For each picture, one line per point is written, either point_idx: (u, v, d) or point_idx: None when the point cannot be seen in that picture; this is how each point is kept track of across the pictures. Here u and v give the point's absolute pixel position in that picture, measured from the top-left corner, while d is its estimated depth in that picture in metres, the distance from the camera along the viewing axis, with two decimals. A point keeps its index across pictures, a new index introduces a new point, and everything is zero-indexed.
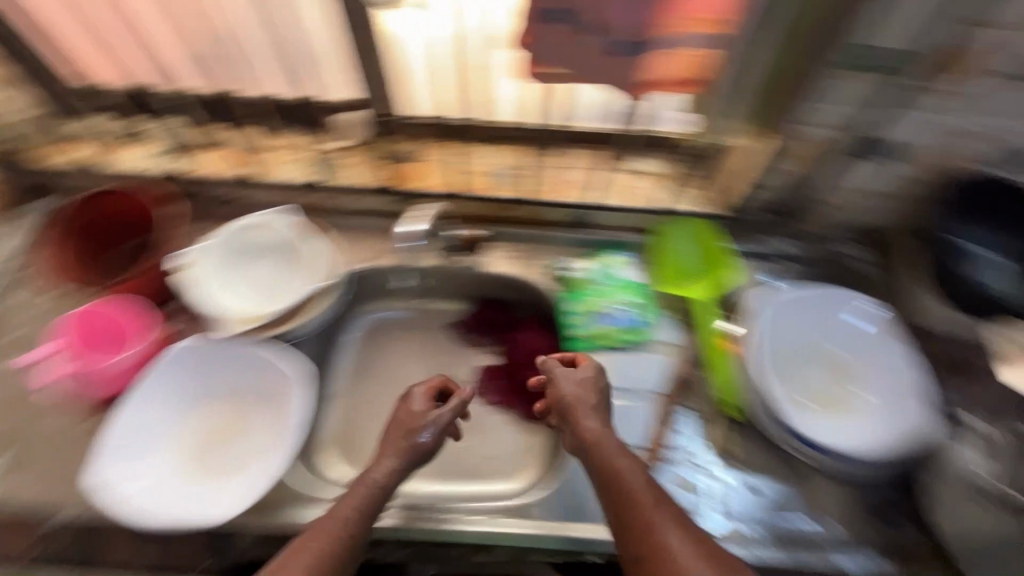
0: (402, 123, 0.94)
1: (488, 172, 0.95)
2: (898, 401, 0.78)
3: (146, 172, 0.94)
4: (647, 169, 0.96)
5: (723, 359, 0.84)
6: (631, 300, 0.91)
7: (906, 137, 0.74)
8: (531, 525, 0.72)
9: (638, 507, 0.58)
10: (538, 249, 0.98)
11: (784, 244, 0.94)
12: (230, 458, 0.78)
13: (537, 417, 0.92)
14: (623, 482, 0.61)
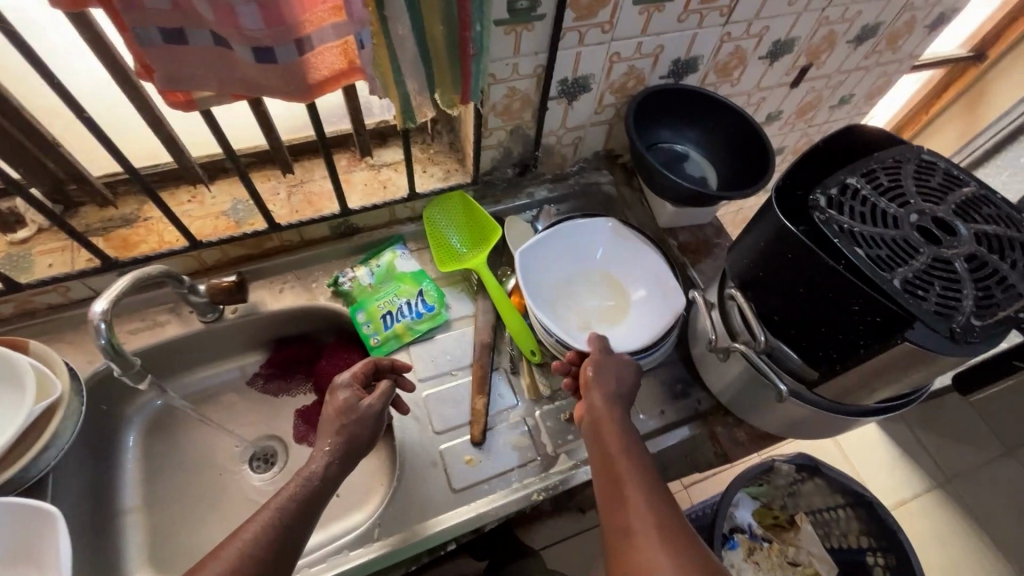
0: (90, 188, 0.80)
1: (223, 211, 0.86)
2: (654, 287, 0.91)
3: None
4: (390, 159, 0.95)
5: (513, 312, 0.88)
6: (417, 289, 0.90)
7: (583, 71, 0.84)
8: (377, 548, 0.72)
9: (617, 465, 0.62)
10: (310, 271, 0.92)
11: (539, 190, 1.03)
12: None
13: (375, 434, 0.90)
14: (609, 436, 0.65)
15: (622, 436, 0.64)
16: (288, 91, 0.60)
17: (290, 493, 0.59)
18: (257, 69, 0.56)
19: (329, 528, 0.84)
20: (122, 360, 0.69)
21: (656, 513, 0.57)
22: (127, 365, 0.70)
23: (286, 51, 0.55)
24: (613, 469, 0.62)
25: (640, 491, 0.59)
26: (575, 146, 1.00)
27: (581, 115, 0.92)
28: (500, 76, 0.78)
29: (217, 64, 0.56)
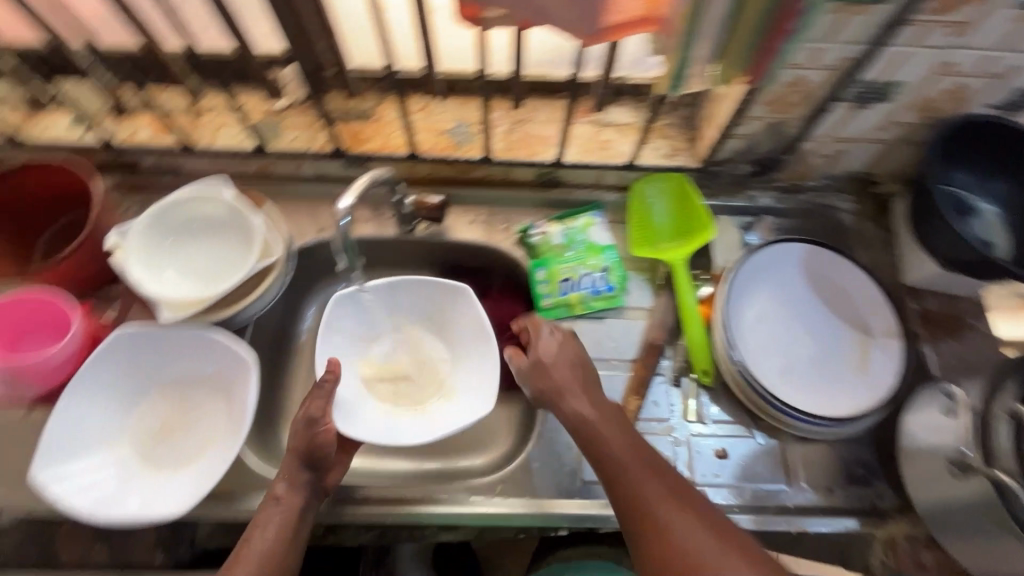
0: (341, 78, 0.84)
1: (445, 129, 0.87)
2: (880, 346, 0.78)
3: (58, 144, 0.84)
4: (617, 120, 0.88)
5: (698, 323, 0.80)
6: (602, 265, 0.84)
7: (897, 76, 0.68)
8: (495, 505, 0.71)
9: (619, 472, 0.61)
10: (503, 211, 0.91)
11: (765, 197, 0.90)
12: (188, 436, 0.73)
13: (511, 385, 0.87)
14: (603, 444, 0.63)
15: (615, 429, 0.64)
16: (576, 31, 0.54)
17: (280, 515, 0.60)
18: None
19: (445, 461, 0.83)
20: (349, 257, 0.76)
21: (686, 503, 0.59)
22: (353, 263, 0.78)
23: None
24: (611, 475, 0.61)
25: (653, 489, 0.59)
26: (831, 160, 0.84)
27: (860, 127, 0.77)
28: (794, 61, 0.66)
29: None
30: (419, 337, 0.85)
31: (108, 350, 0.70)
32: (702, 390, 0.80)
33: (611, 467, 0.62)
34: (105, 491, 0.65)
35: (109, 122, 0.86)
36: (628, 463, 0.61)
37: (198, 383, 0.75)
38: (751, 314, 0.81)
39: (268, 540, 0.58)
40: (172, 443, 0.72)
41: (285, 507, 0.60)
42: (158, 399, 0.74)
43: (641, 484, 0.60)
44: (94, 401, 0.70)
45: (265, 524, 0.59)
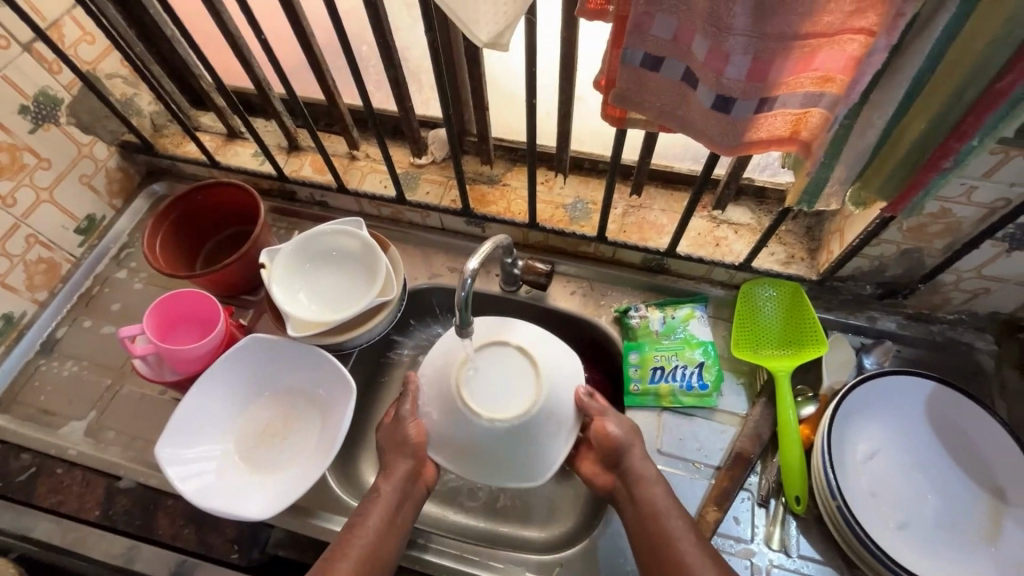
0: (479, 146, 0.92)
1: (564, 204, 0.92)
2: None
3: (241, 169, 1.00)
4: (735, 219, 0.88)
5: (795, 444, 0.75)
6: (699, 360, 0.83)
7: None
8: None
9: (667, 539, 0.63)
10: (604, 289, 0.93)
11: (888, 321, 0.84)
12: (284, 451, 0.79)
13: None
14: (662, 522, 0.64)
15: (681, 528, 0.63)
16: (718, 144, 0.56)
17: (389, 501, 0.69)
18: (703, 114, 0.54)
19: (504, 524, 0.84)
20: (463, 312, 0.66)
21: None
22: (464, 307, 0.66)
23: (745, 106, 0.52)
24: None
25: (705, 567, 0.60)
26: (971, 297, 0.78)
27: (1012, 268, 0.70)
28: (942, 193, 0.63)
29: (671, 97, 0.55)
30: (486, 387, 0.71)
31: (244, 351, 0.80)
32: (791, 518, 0.74)
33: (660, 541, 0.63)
34: (207, 481, 0.73)
35: (282, 155, 1.01)
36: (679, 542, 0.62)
37: (302, 397, 0.82)
38: (863, 453, 0.74)
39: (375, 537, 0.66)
40: (267, 448, 0.79)
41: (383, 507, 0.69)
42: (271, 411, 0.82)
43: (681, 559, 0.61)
44: (215, 396, 0.78)
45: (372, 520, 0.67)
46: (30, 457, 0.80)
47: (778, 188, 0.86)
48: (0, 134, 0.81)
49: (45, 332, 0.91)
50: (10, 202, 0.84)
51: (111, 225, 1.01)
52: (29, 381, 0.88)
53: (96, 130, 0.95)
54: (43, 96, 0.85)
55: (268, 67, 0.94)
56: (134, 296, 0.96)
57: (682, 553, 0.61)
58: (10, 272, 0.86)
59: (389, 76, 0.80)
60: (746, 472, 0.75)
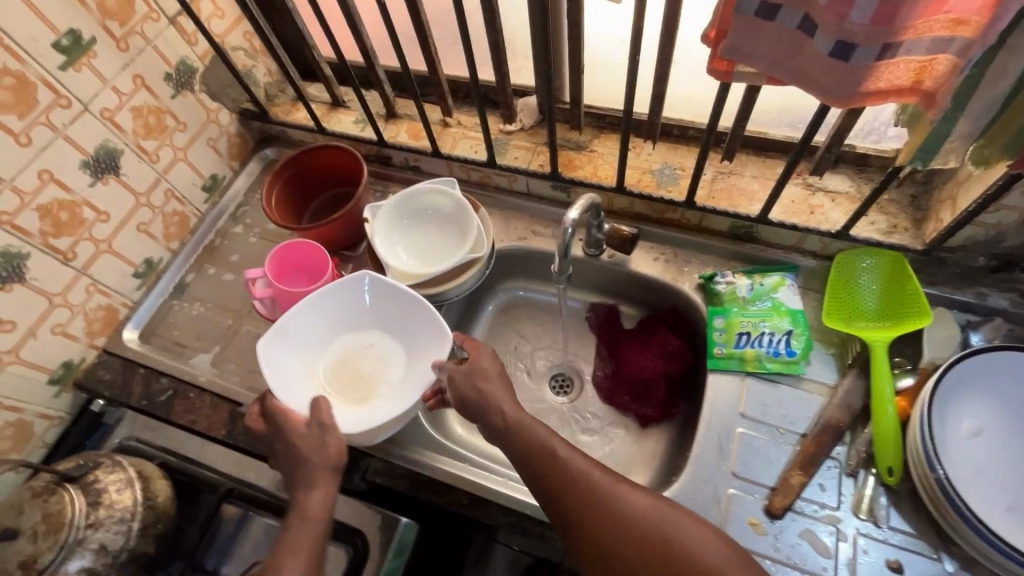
0: (570, 112, 0.94)
1: (651, 169, 0.92)
2: None
3: (344, 134, 1.08)
4: (833, 187, 0.85)
5: (891, 417, 0.73)
6: (788, 328, 0.82)
7: None
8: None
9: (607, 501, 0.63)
10: (688, 255, 0.93)
11: (999, 298, 0.79)
12: (372, 370, 0.86)
13: (616, 388, 0.96)
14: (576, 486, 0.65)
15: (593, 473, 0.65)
16: (827, 94, 0.56)
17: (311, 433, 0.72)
18: (817, 61, 0.54)
19: None
20: (564, 263, 0.79)
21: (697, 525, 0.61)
22: (564, 268, 0.81)
23: (866, 53, 0.51)
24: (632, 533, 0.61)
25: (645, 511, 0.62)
26: None
27: None
28: None
29: (783, 46, 0.55)
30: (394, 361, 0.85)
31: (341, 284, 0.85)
32: (881, 490, 0.72)
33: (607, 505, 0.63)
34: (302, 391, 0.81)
35: (380, 122, 1.08)
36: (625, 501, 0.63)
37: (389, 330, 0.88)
38: (965, 430, 0.71)
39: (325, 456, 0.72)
40: (358, 371, 0.86)
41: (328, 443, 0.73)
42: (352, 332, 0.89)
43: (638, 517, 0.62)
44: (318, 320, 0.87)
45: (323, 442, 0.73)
46: (168, 381, 0.92)
47: (882, 155, 0.82)
48: (149, 98, 0.92)
49: (177, 276, 1.03)
50: (155, 159, 0.95)
51: (230, 184, 1.12)
52: (165, 318, 1.00)
53: (221, 98, 1.05)
54: (182, 65, 0.96)
55: (375, 37, 1.01)
56: (249, 249, 1.06)
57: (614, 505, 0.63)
58: (152, 222, 0.98)
59: (490, 40, 0.84)
60: (834, 440, 0.74)
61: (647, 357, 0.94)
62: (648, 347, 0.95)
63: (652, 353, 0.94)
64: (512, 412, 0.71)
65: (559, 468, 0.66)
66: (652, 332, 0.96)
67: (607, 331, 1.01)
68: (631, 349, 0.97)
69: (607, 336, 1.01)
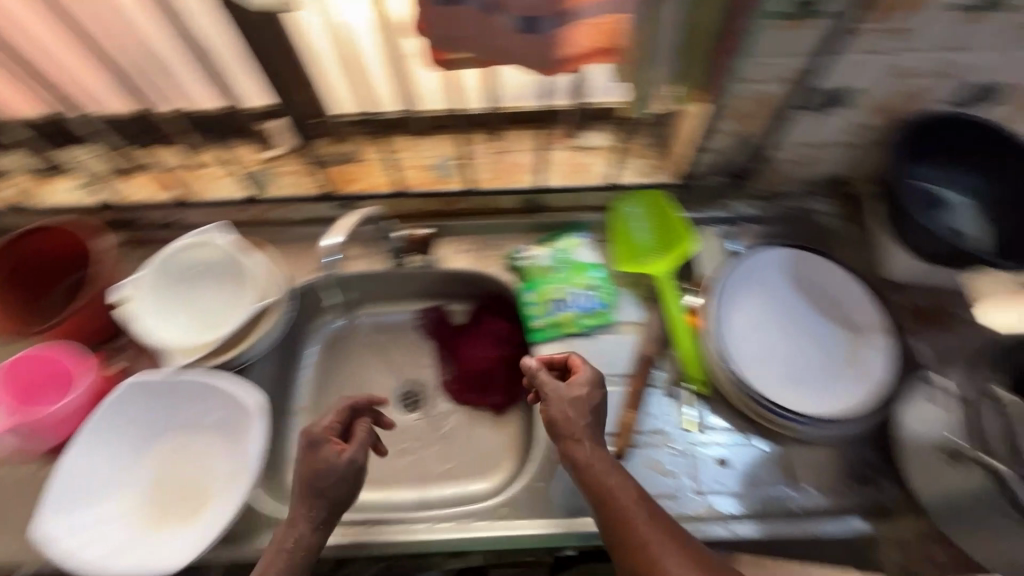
0: (328, 125, 0.88)
1: (430, 165, 0.90)
2: (881, 344, 0.79)
3: (67, 205, 0.89)
4: (594, 144, 0.91)
5: (687, 333, 0.82)
6: (590, 283, 0.87)
7: (853, 83, 0.71)
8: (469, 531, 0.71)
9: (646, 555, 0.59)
10: (491, 239, 0.94)
11: (742, 207, 0.93)
12: (200, 473, 0.76)
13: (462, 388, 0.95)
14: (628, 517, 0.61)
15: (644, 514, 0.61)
16: (535, 65, 0.59)
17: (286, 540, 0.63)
18: (514, 39, 0.55)
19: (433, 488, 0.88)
20: None
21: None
22: None
23: (551, 23, 0.53)
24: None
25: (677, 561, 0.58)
26: (803, 167, 0.87)
27: (825, 133, 0.79)
28: (750, 77, 0.69)
29: (480, 28, 0.55)
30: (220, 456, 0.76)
31: (122, 398, 0.73)
32: (698, 400, 0.81)
33: (649, 564, 0.58)
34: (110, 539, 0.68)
35: (111, 181, 0.90)
36: (663, 557, 0.58)
37: (203, 429, 0.77)
38: (745, 325, 0.82)
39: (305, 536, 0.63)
40: (183, 487, 0.75)
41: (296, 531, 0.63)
42: (162, 448, 0.77)
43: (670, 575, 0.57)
44: (116, 451, 0.73)
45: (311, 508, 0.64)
46: None
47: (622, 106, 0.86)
48: None
49: None
50: None
51: None
52: None
53: None
54: None
55: None
56: None
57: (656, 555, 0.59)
58: None
59: None
60: (651, 371, 0.82)
61: (482, 350, 0.94)
62: (478, 339, 0.95)
63: (485, 344, 0.94)
64: (593, 449, 0.66)
65: (615, 510, 0.62)
66: (480, 322, 0.96)
67: (441, 334, 0.99)
68: (465, 345, 0.96)
69: (441, 338, 0.99)
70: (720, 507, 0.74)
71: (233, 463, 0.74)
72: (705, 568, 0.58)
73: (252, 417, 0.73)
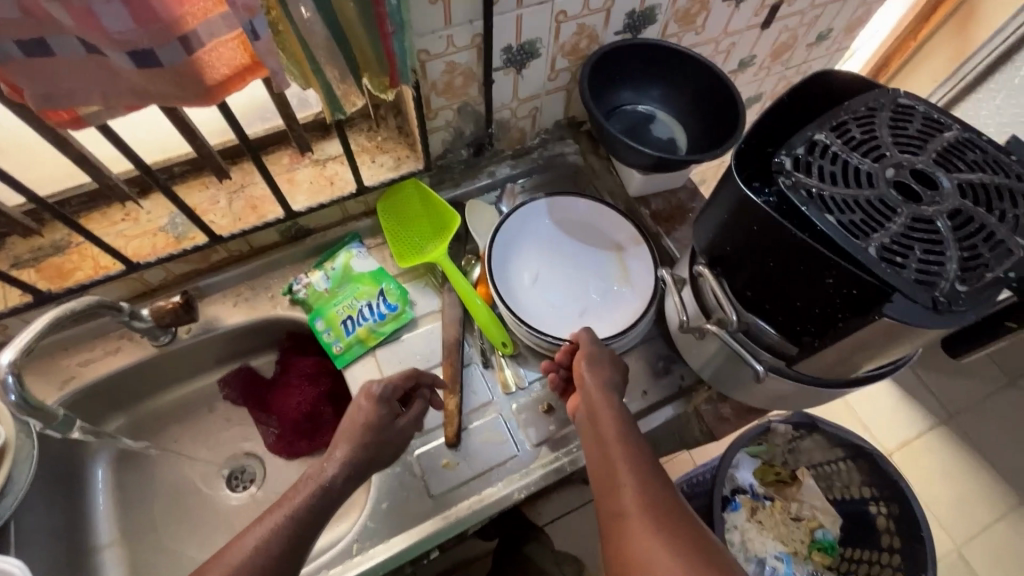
0: (8, 220, 0.74)
1: (161, 226, 0.81)
2: (640, 254, 0.88)
3: None
4: (335, 152, 0.88)
5: (478, 305, 0.84)
6: (377, 289, 0.85)
7: (528, 35, 0.76)
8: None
9: (616, 487, 0.58)
10: (265, 280, 0.88)
11: (500, 169, 0.96)
12: None
13: (292, 440, 0.88)
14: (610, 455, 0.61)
15: (627, 455, 0.60)
16: (182, 98, 0.54)
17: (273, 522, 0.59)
18: (137, 76, 0.50)
19: None
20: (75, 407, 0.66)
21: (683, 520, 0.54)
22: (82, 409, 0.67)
23: (170, 52, 0.49)
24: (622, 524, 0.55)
25: (640, 501, 0.56)
26: (533, 118, 0.92)
27: (532, 83, 0.85)
28: (435, 51, 0.71)
29: (94, 74, 0.49)
30: None
31: None
32: (511, 360, 0.84)
33: (615, 497, 0.58)
34: None
35: None
36: (626, 498, 0.57)
37: None
38: (527, 280, 0.87)
39: (330, 479, 0.63)
40: None
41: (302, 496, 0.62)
42: None
43: (627, 513, 0.55)
44: None
45: (337, 451, 0.65)
46: None
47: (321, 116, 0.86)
48: None
49: None
50: None
51: None
52: None
53: None
54: None
55: None
56: None
57: (623, 498, 0.57)
58: None
59: None
60: (459, 351, 0.83)
61: (297, 394, 0.89)
62: (289, 385, 0.89)
63: (297, 387, 0.88)
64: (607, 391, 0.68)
65: (603, 450, 0.63)
66: (286, 366, 0.90)
67: (252, 394, 0.91)
68: (279, 396, 0.89)
69: (254, 399, 0.91)
70: (555, 450, 0.79)
71: None
72: (661, 514, 0.54)
73: None
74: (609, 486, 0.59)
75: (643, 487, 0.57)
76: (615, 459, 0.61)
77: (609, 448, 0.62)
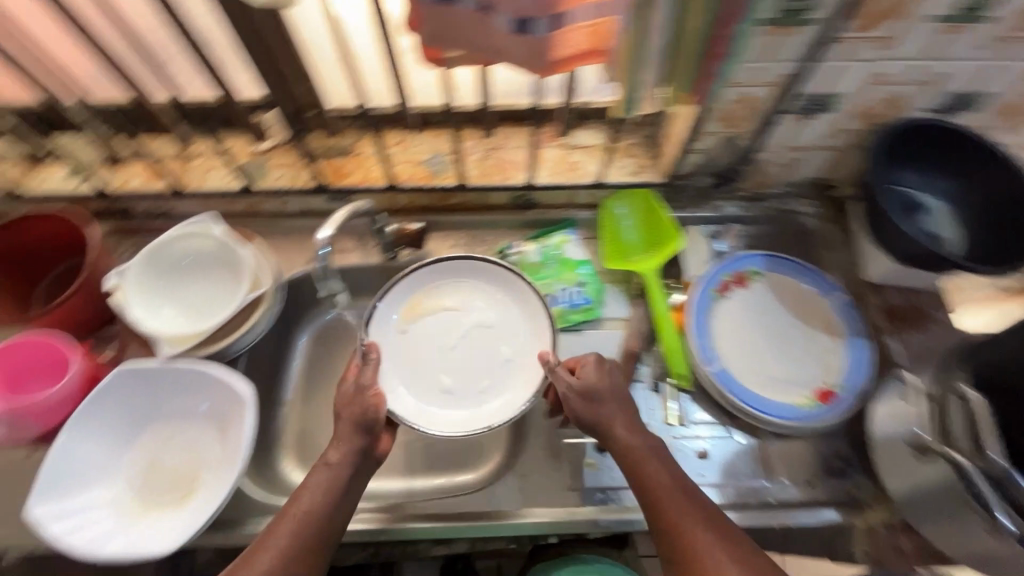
0: (320, 118, 0.89)
1: (422, 160, 0.91)
2: (857, 349, 0.81)
3: (58, 195, 0.89)
4: (584, 142, 0.93)
5: (671, 329, 0.83)
6: (578, 279, 0.89)
7: (837, 88, 0.73)
8: (445, 519, 0.75)
9: (682, 533, 0.61)
10: (482, 233, 0.95)
11: (729, 206, 0.94)
12: (189, 459, 0.76)
13: None
14: (658, 491, 0.64)
15: (676, 492, 0.64)
16: (528, 65, 0.59)
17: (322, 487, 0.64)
18: (506, 39, 0.56)
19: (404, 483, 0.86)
20: (325, 269, 0.80)
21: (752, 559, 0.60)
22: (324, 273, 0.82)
23: (542, 25, 0.54)
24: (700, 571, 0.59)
25: (711, 541, 0.60)
26: (788, 168, 0.89)
27: (809, 136, 0.81)
28: (737, 80, 0.71)
29: (473, 28, 0.57)
30: (207, 444, 0.76)
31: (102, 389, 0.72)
32: (679, 393, 0.83)
33: (685, 547, 0.61)
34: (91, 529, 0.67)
35: (104, 171, 0.91)
36: (702, 549, 0.60)
37: (185, 418, 0.77)
38: (728, 324, 0.84)
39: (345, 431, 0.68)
40: (165, 481, 0.74)
41: (332, 473, 0.65)
42: (146, 441, 0.76)
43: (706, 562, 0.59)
44: (103, 445, 0.73)
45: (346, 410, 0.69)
46: None
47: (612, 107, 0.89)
48: None
49: None
50: None
51: None
52: None
53: None
54: None
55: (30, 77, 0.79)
56: None
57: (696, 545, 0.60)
58: None
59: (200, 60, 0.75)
60: (635, 365, 0.83)
61: None
62: None
63: None
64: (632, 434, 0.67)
65: (645, 483, 0.65)
66: None
67: None
68: None
69: None
70: None
71: (223, 449, 0.75)
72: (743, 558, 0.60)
73: (243, 408, 0.74)
74: (673, 531, 0.62)
75: (710, 531, 0.61)
76: (666, 499, 0.63)
77: (659, 486, 0.64)
